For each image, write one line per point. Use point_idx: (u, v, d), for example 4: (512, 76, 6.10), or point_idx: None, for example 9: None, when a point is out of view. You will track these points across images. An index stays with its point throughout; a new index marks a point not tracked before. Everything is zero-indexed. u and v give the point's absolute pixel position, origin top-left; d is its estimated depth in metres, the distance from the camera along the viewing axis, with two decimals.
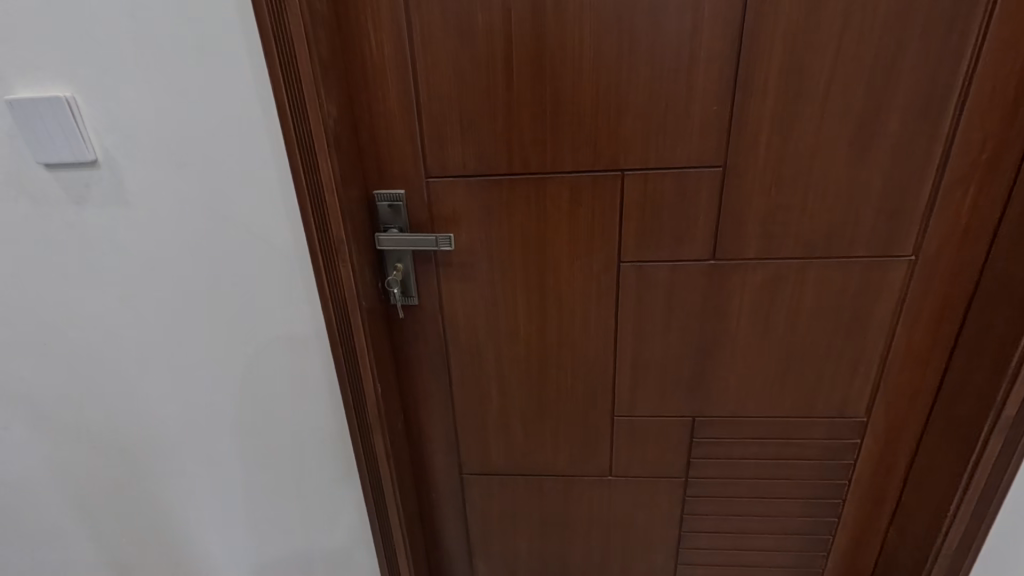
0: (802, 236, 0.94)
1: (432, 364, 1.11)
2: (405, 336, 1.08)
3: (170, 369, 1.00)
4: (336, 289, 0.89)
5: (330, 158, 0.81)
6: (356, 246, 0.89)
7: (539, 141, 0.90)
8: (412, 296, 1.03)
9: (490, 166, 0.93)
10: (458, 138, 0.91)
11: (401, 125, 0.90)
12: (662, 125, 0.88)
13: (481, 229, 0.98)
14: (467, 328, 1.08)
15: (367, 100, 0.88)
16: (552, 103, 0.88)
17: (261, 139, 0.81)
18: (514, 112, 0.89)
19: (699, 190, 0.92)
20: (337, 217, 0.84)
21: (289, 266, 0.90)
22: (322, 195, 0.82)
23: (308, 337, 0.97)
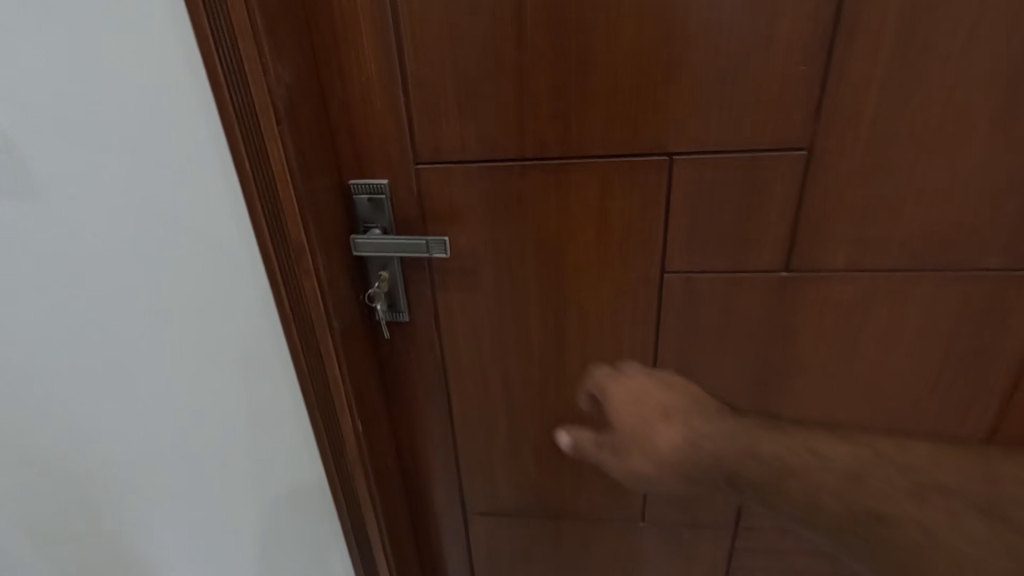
0: (911, 241, 0.71)
1: (429, 391, 0.92)
2: (395, 359, 0.89)
3: (119, 393, 0.85)
4: (299, 307, 0.71)
5: (283, 143, 0.62)
6: (324, 254, 0.70)
7: (561, 117, 0.69)
8: (402, 312, 0.83)
9: (497, 149, 0.72)
10: (455, 113, 0.70)
11: (382, 96, 0.70)
12: (725, 91, 0.65)
13: (487, 229, 0.77)
14: (470, 349, 0.88)
15: (338, 64, 0.68)
16: (578, 66, 0.66)
17: (191, 114, 0.63)
18: (529, 78, 0.67)
19: (773, 180, 0.69)
20: (294, 219, 0.65)
21: (243, 279, 0.73)
22: (275, 191, 0.64)
23: (271, 363, 0.79)
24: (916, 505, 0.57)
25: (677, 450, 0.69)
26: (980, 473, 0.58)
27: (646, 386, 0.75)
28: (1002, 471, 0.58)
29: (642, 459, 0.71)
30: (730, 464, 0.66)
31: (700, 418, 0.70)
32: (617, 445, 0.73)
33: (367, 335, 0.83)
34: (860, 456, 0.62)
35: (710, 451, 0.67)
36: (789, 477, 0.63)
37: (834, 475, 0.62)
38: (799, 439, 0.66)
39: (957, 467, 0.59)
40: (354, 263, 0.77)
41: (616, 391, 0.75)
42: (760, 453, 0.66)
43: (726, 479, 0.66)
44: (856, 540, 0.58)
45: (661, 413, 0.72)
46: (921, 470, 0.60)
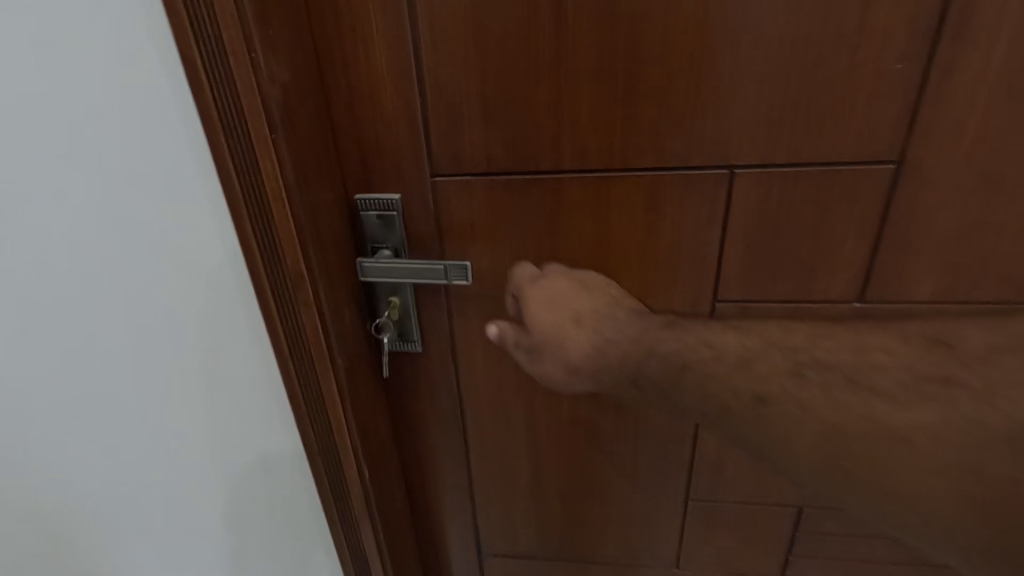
0: (1014, 270, 0.60)
1: (443, 426, 0.82)
2: (406, 392, 0.79)
3: (91, 438, 0.75)
4: (297, 343, 0.61)
5: (279, 154, 0.52)
6: (327, 282, 0.60)
7: (604, 123, 0.59)
8: (414, 342, 0.73)
9: (527, 159, 0.62)
10: (479, 118, 0.60)
11: (394, 98, 0.59)
12: (802, 93, 0.55)
13: (513, 248, 0.67)
14: (489, 381, 0.78)
15: (343, 61, 0.58)
16: (627, 63, 0.56)
17: (169, 118, 0.53)
18: (568, 78, 0.57)
19: (853, 197, 0.59)
20: (291, 243, 0.56)
21: (233, 309, 0.63)
22: (268, 211, 0.54)
23: (265, 403, 0.70)
24: (789, 381, 0.50)
25: (585, 356, 0.60)
26: (858, 350, 0.50)
27: (569, 289, 0.64)
28: (875, 346, 0.50)
29: (554, 358, 0.62)
30: (630, 360, 0.58)
31: (610, 324, 0.61)
32: (534, 349, 0.64)
33: (375, 370, 0.73)
34: (757, 346, 0.54)
35: (616, 351, 0.59)
36: (685, 368, 0.56)
37: (725, 364, 0.54)
38: (696, 335, 0.57)
39: (853, 349, 0.50)
40: (360, 290, 0.67)
41: (539, 295, 0.64)
42: (659, 349, 0.57)
43: (628, 380, 0.59)
44: (751, 428, 0.51)
45: (571, 320, 0.61)
46: (823, 352, 0.51)
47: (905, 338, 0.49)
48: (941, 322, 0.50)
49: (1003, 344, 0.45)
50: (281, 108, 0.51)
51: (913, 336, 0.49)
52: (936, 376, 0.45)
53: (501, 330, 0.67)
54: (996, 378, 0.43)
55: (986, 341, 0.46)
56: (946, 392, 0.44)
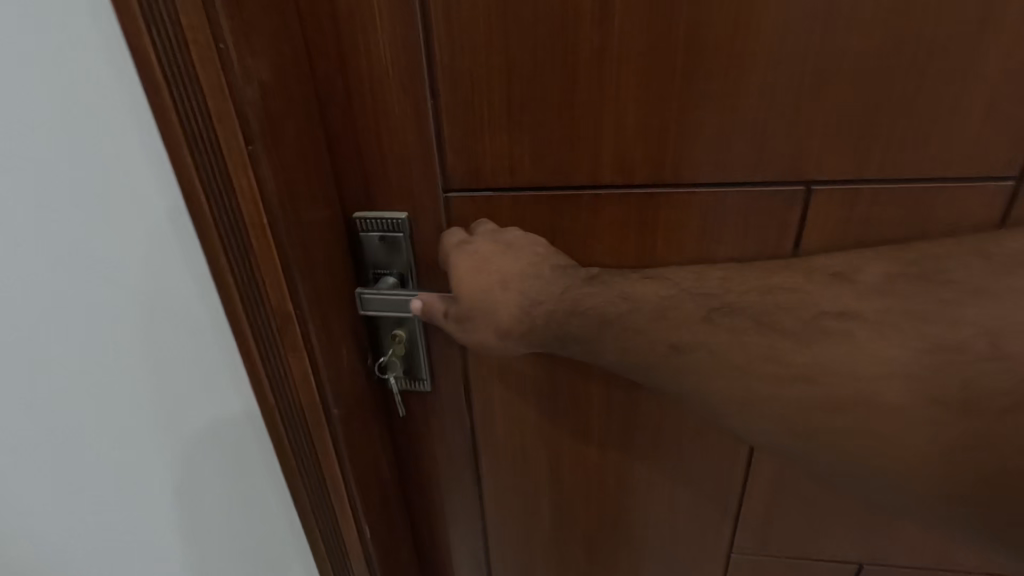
0: None
1: (458, 474, 0.72)
2: (413, 437, 0.69)
3: (45, 498, 0.64)
4: (285, 391, 0.51)
5: (256, 171, 0.41)
6: (319, 321, 0.50)
7: (655, 129, 0.48)
8: (422, 380, 0.63)
9: (559, 173, 0.51)
10: (504, 124, 0.49)
11: (400, 100, 0.48)
12: (900, 96, 0.45)
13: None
14: (509, 426, 0.67)
15: (339, 54, 0.47)
16: (686, 59, 0.45)
17: (120, 127, 0.43)
18: (614, 75, 0.46)
19: (956, 220, 0.49)
20: (273, 277, 0.46)
21: (207, 354, 0.53)
22: (245, 239, 0.44)
23: (249, 459, 0.59)
24: (703, 330, 0.47)
25: (518, 321, 0.50)
26: (766, 288, 0.47)
27: (495, 254, 0.50)
28: (781, 286, 0.46)
29: (485, 326, 0.51)
30: (558, 318, 0.49)
31: (539, 283, 0.50)
32: (456, 319, 0.51)
33: (377, 415, 0.62)
34: (674, 293, 0.49)
35: (544, 312, 0.50)
36: (606, 324, 0.49)
37: (647, 316, 0.48)
38: (619, 284, 0.50)
39: (763, 289, 0.47)
40: (360, 325, 0.57)
41: (467, 262, 0.50)
42: (585, 305, 0.49)
43: (556, 339, 0.51)
44: (669, 374, 0.49)
45: (497, 283, 0.50)
46: (735, 293, 0.47)
47: (809, 274, 0.47)
48: (840, 257, 0.47)
49: (896, 272, 0.44)
50: (259, 114, 0.40)
51: (817, 271, 0.47)
52: (832, 309, 0.44)
53: (424, 303, 0.52)
54: (891, 312, 0.42)
55: (881, 272, 0.45)
56: (842, 326, 0.43)
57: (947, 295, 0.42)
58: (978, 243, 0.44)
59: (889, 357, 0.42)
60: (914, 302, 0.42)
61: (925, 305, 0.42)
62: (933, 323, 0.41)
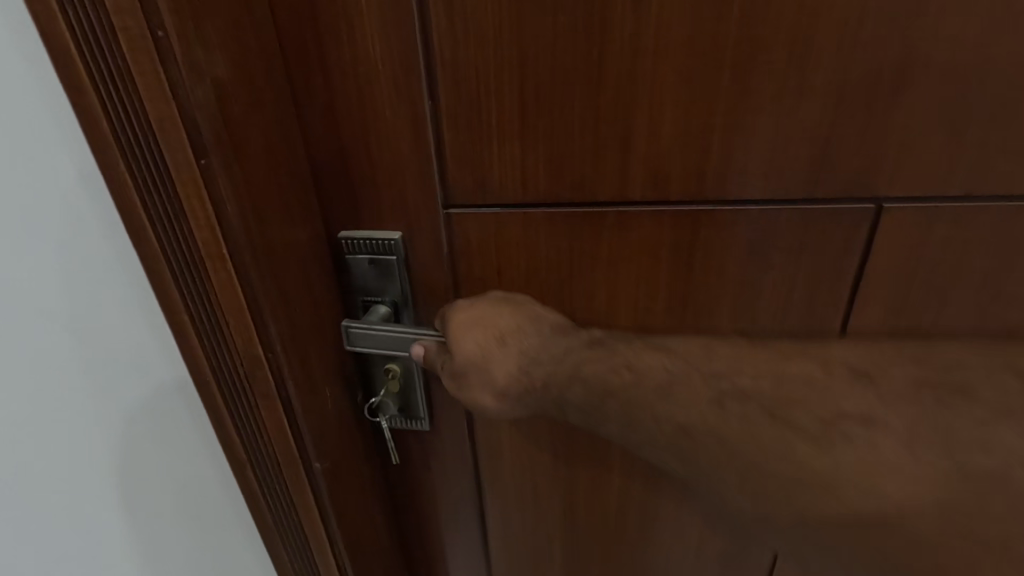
0: None
1: (462, 530, 0.62)
2: (408, 486, 0.60)
3: None
4: (256, 442, 0.44)
5: (210, 193, 0.34)
6: (293, 365, 0.41)
7: (697, 137, 0.40)
8: (420, 424, 0.54)
9: (580, 188, 0.43)
10: (516, 129, 0.41)
11: (391, 102, 0.40)
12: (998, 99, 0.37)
13: (555, 306, 0.48)
14: (519, 481, 0.57)
15: (319, 46, 0.39)
16: (737, 52, 0.37)
17: (39, 147, 0.35)
18: (651, 72, 0.38)
19: None
20: (237, 316, 0.38)
21: (156, 398, 0.44)
22: (202, 273, 0.36)
23: (215, 511, 0.51)
24: (709, 411, 0.41)
25: (515, 382, 0.46)
26: (773, 375, 0.41)
27: (493, 306, 0.46)
28: (793, 378, 0.40)
29: (479, 386, 0.46)
30: (556, 383, 0.45)
31: (539, 340, 0.46)
32: (447, 377, 0.46)
33: (368, 462, 0.54)
34: (678, 365, 0.43)
35: (543, 373, 0.45)
36: (607, 396, 0.44)
37: (648, 392, 0.43)
38: (622, 350, 0.44)
39: (771, 376, 0.41)
40: (348, 361, 0.49)
41: (463, 314, 0.46)
42: (586, 372, 0.44)
43: (553, 404, 0.46)
44: (645, 447, 0.44)
45: (494, 340, 0.45)
46: (743, 376, 0.41)
47: (826, 363, 0.40)
48: (862, 346, 0.41)
49: (918, 376, 0.38)
50: (213, 123, 0.32)
51: (833, 361, 0.40)
52: (857, 413, 0.38)
53: (426, 347, 0.47)
54: (915, 423, 0.37)
55: (902, 375, 0.39)
56: (863, 433, 0.37)
57: (973, 414, 0.36)
58: (1000, 357, 0.39)
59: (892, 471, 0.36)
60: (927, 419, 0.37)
61: (942, 425, 0.36)
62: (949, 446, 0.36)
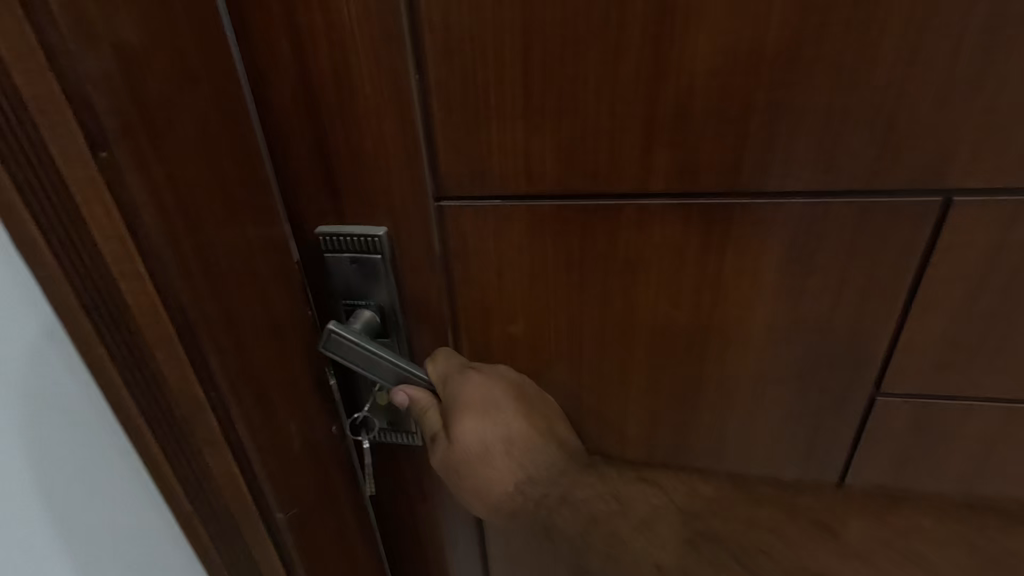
0: None
1: (458, 552, 0.57)
2: (399, 510, 0.55)
3: None
4: (202, 493, 0.38)
5: (114, 194, 0.28)
6: (236, 393, 0.35)
7: (733, 116, 0.34)
8: (411, 441, 0.49)
9: (594, 178, 0.37)
10: (518, 109, 0.35)
11: (370, 78, 0.34)
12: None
13: (562, 325, 0.43)
14: None
15: (285, 8, 0.33)
16: (789, 11, 0.30)
17: None
18: (681, 37, 0.32)
19: None
20: (164, 344, 0.32)
21: (70, 446, 0.35)
22: (114, 289, 0.30)
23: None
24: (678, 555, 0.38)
25: (508, 497, 0.44)
26: (746, 519, 0.39)
27: (506, 400, 0.43)
28: (761, 521, 0.39)
29: (467, 491, 0.44)
30: (546, 507, 0.43)
31: (542, 457, 0.44)
32: (443, 474, 0.44)
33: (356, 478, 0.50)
34: (662, 500, 0.41)
35: (538, 493, 0.43)
36: (591, 526, 0.41)
37: (633, 525, 0.40)
38: (613, 480, 0.43)
39: (744, 521, 0.39)
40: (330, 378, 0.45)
41: (471, 397, 0.42)
42: (576, 497, 0.42)
43: (539, 525, 0.43)
44: None
45: (500, 442, 0.43)
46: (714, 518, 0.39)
47: (792, 511, 0.39)
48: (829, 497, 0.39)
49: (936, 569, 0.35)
50: (116, 100, 0.26)
51: (800, 510, 0.39)
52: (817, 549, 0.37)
53: (410, 396, 0.42)
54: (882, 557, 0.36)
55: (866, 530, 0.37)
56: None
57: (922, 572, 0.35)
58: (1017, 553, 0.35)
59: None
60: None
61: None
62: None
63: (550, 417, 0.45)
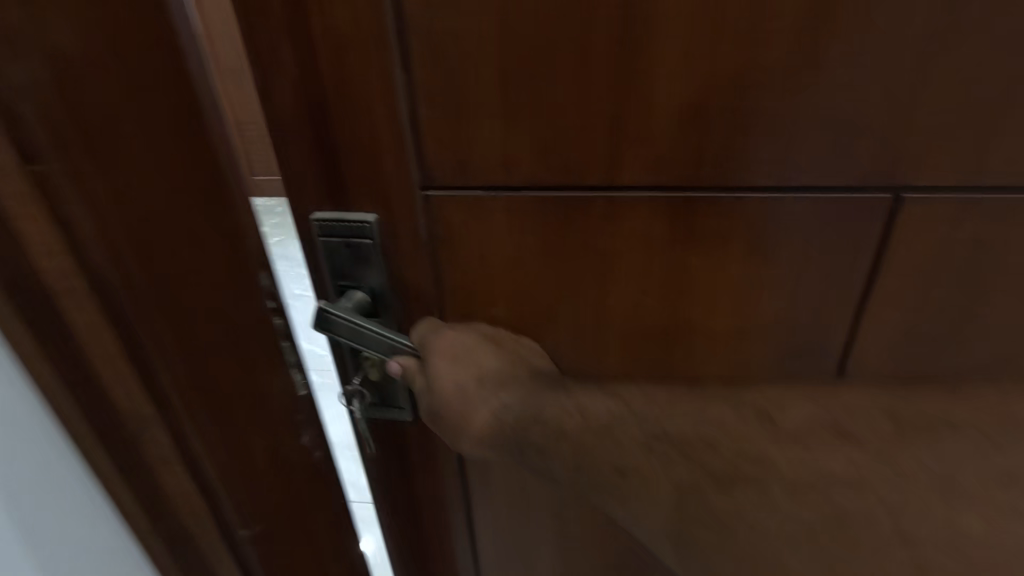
0: None
1: (448, 520, 0.60)
2: (387, 477, 0.58)
3: None
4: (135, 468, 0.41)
5: (37, 186, 0.32)
6: (174, 366, 0.40)
7: (695, 115, 0.36)
8: (401, 414, 0.52)
9: (567, 171, 0.39)
10: (497, 106, 0.38)
11: (360, 77, 0.37)
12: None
13: (541, 308, 0.46)
14: (508, 473, 0.55)
15: (285, 16, 0.36)
16: (743, 19, 0.33)
17: None
18: (645, 41, 0.34)
19: None
20: (112, 360, 0.38)
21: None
22: (64, 321, 0.36)
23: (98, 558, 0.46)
24: (635, 450, 0.42)
25: (488, 423, 0.47)
26: (691, 415, 0.42)
27: (475, 343, 0.46)
28: (706, 416, 0.42)
29: (451, 424, 0.47)
30: (522, 426, 0.46)
31: (515, 386, 0.46)
32: (427, 416, 0.48)
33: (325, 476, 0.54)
34: (622, 412, 0.43)
35: (513, 416, 0.46)
36: (561, 437, 0.44)
37: (596, 430, 0.43)
38: (580, 395, 0.45)
39: (691, 416, 0.42)
40: (303, 390, 0.49)
41: (443, 344, 0.46)
42: (546, 414, 0.45)
43: (516, 447, 0.46)
44: (601, 501, 0.44)
45: (473, 380, 0.46)
46: (667, 419, 0.42)
47: (736, 403, 0.42)
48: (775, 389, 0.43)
49: (873, 465, 0.37)
50: (45, 118, 0.31)
51: (746, 401, 0.42)
52: (749, 433, 0.40)
53: (402, 364, 0.46)
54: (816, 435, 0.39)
55: (805, 415, 0.40)
56: (757, 470, 0.39)
57: (845, 454, 0.38)
58: (961, 444, 0.37)
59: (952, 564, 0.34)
60: (949, 506, 0.35)
61: (868, 481, 0.37)
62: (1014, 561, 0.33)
63: (521, 351, 0.47)
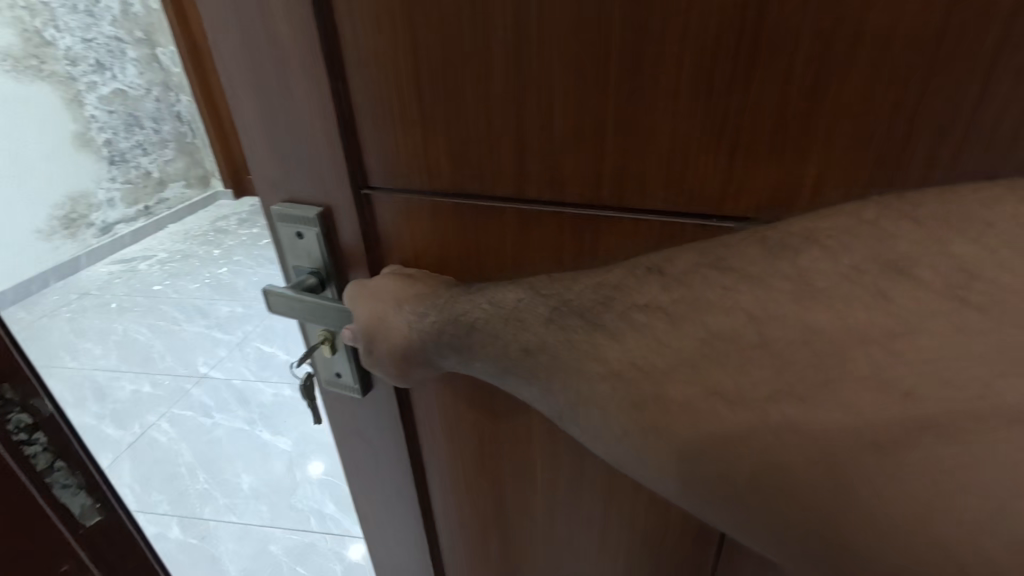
0: None
1: (404, 487, 0.66)
2: (355, 437, 0.65)
3: None
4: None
5: None
6: None
7: (589, 138, 0.40)
8: (352, 388, 0.58)
9: (480, 180, 0.44)
10: (415, 118, 0.43)
11: (296, 93, 0.44)
12: (927, 103, 0.33)
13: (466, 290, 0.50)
14: (449, 443, 0.61)
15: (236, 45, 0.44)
16: (625, 56, 0.36)
17: None
18: (539, 72, 0.38)
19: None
20: None
21: None
22: None
23: None
24: (541, 331, 0.39)
25: (412, 339, 0.48)
26: (595, 284, 0.38)
27: (389, 279, 0.49)
28: (604, 283, 0.37)
29: (384, 349, 0.50)
30: (443, 333, 0.46)
31: (432, 300, 0.47)
32: (366, 342, 0.50)
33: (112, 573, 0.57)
34: (528, 296, 0.41)
35: (433, 323, 0.46)
36: (472, 331, 0.44)
37: (501, 318, 0.42)
38: (492, 287, 0.44)
39: (594, 280, 0.38)
40: (92, 514, 0.54)
41: (363, 297, 0.49)
42: (457, 310, 0.45)
43: (444, 349, 0.47)
44: (513, 383, 0.43)
45: (393, 307, 0.48)
46: (571, 291, 0.39)
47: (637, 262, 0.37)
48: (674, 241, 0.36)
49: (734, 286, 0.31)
50: None
51: (642, 261, 0.37)
52: (640, 272, 0.35)
53: (354, 333, 0.51)
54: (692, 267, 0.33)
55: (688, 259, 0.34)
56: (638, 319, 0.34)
57: (719, 281, 0.32)
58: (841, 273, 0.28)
59: (801, 375, 0.28)
60: (801, 308, 0.28)
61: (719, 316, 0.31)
62: (849, 354, 0.27)
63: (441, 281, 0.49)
